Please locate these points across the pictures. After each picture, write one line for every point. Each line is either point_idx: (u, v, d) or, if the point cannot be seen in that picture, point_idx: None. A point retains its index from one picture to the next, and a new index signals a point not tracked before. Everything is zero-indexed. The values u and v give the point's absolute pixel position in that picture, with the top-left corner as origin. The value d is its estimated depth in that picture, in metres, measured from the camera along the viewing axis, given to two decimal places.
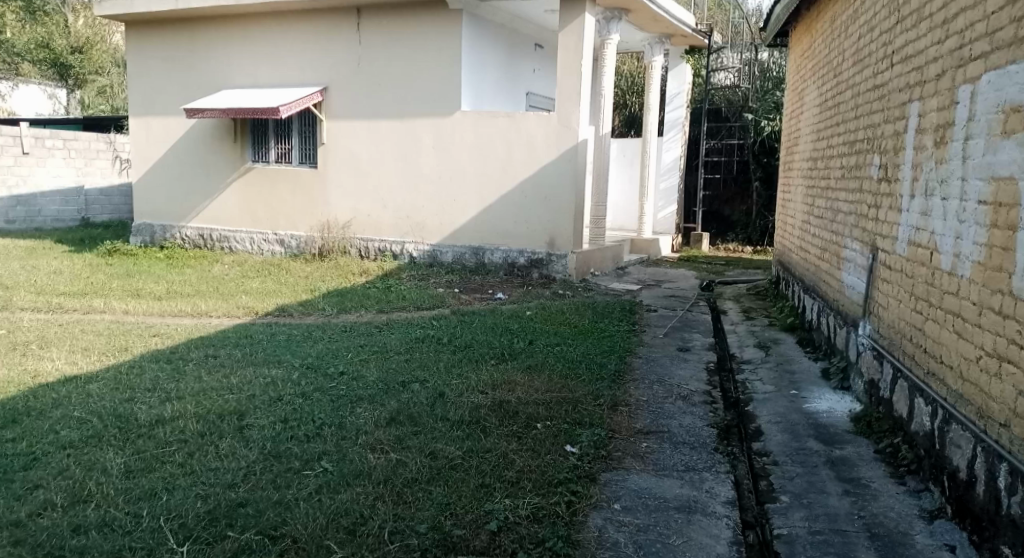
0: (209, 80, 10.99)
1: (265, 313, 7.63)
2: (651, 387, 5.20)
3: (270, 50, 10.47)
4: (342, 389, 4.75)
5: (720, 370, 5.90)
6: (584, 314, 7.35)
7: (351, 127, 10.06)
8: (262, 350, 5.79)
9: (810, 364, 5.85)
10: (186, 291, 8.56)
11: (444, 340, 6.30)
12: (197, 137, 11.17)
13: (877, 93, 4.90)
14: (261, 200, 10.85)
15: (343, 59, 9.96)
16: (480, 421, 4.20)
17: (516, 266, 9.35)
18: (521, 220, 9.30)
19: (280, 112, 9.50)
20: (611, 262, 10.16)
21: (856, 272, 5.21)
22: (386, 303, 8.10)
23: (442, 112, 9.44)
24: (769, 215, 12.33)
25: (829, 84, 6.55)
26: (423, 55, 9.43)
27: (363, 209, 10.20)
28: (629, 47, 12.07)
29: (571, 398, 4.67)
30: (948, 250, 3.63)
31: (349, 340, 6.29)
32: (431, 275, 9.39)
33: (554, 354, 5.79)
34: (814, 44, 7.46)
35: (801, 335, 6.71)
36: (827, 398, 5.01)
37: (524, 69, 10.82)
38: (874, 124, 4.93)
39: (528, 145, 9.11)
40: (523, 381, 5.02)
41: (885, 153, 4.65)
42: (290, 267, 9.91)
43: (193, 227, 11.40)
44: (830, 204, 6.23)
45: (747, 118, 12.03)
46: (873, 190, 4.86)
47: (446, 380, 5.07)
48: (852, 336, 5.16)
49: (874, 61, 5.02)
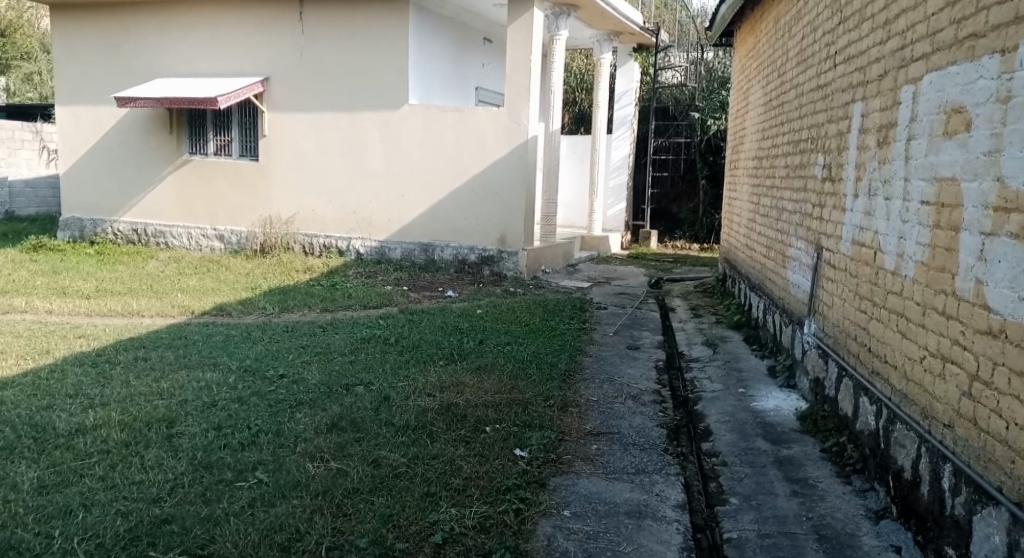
0: (144, 69, 10.60)
1: (201, 313, 7.40)
2: (601, 387, 5.14)
3: (209, 39, 10.14)
4: (281, 393, 4.62)
5: (669, 368, 5.87)
6: (533, 312, 7.28)
7: (294, 119, 9.80)
8: (197, 352, 5.62)
9: (756, 362, 5.86)
10: (117, 289, 8.27)
11: (390, 341, 6.15)
12: (131, 128, 10.78)
13: (821, 93, 4.88)
14: (201, 194, 10.53)
15: (285, 51, 9.70)
16: (426, 425, 4.08)
17: (467, 264, 9.22)
18: (470, 216, 9.17)
19: (218, 103, 9.20)
20: (561, 259, 10.12)
21: (801, 271, 5.20)
22: (329, 301, 7.94)
23: (389, 107, 9.27)
24: (715, 213, 12.42)
25: (774, 85, 6.58)
26: (367, 48, 9.23)
27: (308, 204, 9.95)
28: (578, 44, 12.01)
29: (521, 400, 4.57)
30: (892, 249, 3.49)
31: (291, 341, 6.17)
32: (378, 272, 9.20)
33: (505, 354, 5.69)
34: (758, 43, 7.48)
35: (748, 332, 6.74)
36: (774, 396, 5.00)
37: (472, 64, 10.68)
38: (818, 124, 4.92)
39: (478, 141, 8.99)
40: (472, 382, 4.91)
41: (828, 152, 4.62)
42: (230, 264, 9.62)
43: (127, 222, 10.99)
44: (775, 203, 6.23)
45: (694, 117, 12.15)
46: (817, 190, 4.84)
47: (392, 381, 4.95)
48: (797, 335, 5.17)
49: (818, 60, 5.00)
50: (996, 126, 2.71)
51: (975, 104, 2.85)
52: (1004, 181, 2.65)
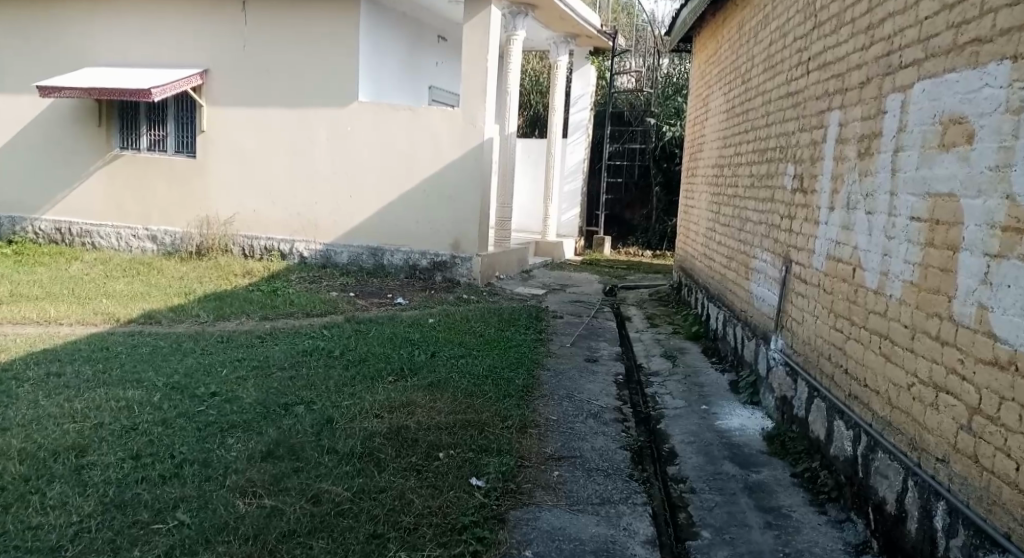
0: (73, 56, 10.00)
1: (127, 321, 7.06)
2: (561, 404, 4.87)
3: (145, 30, 9.61)
4: (211, 414, 4.46)
5: (629, 383, 5.60)
6: (486, 322, 6.98)
7: (236, 116, 9.33)
8: (120, 367, 5.49)
9: (717, 376, 5.64)
10: (34, 294, 7.92)
11: (335, 353, 5.81)
12: (55, 121, 10.17)
13: (792, 100, 4.69)
14: (132, 192, 9.97)
15: (227, 45, 9.22)
16: (374, 453, 3.78)
17: (417, 269, 8.86)
18: (422, 220, 8.81)
19: (152, 95, 8.67)
20: (516, 265, 9.83)
21: (767, 285, 4.99)
22: (267, 309, 7.54)
23: (336, 105, 8.87)
24: (669, 219, 12.37)
25: (736, 91, 6.41)
26: (316, 43, 8.81)
27: (249, 205, 9.47)
28: (534, 46, 11.79)
29: (478, 421, 4.25)
30: (874, 267, 3.29)
31: (226, 354, 5.92)
32: (322, 277, 8.80)
33: (458, 369, 5.38)
34: (720, 49, 7.32)
35: (707, 344, 6.53)
36: (738, 414, 4.75)
37: (426, 63, 10.33)
38: (787, 133, 4.73)
39: (431, 142, 8.64)
40: (425, 402, 4.57)
41: (798, 162, 4.42)
42: (163, 267, 9.11)
43: (49, 220, 10.35)
44: (738, 213, 6.05)
45: (649, 123, 12.03)
46: (786, 202, 4.64)
47: (335, 401, 4.66)
48: (761, 350, 4.95)
49: (788, 66, 4.80)
50: (1005, 138, 2.53)
51: (978, 115, 2.67)
52: (1016, 199, 2.47)
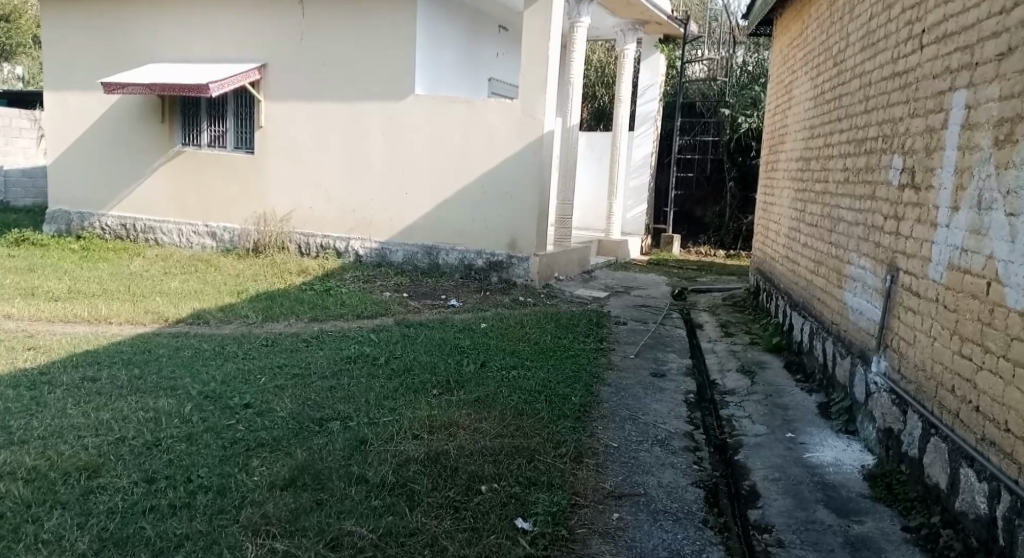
0: (137, 51, 9.90)
1: (176, 321, 6.80)
2: (623, 428, 4.36)
3: (203, 23, 9.43)
4: (239, 430, 4.07)
5: (701, 403, 5.03)
6: (543, 328, 6.47)
7: (293, 109, 9.05)
8: (157, 372, 5.16)
9: (802, 397, 5.04)
10: (91, 291, 7.78)
11: (380, 362, 5.40)
12: (121, 117, 10.09)
13: (899, 81, 4.04)
14: (192, 188, 9.81)
15: (284, 35, 8.95)
16: (407, 484, 3.39)
17: (473, 269, 8.42)
18: (479, 217, 8.35)
19: (210, 91, 8.51)
20: (576, 265, 9.29)
21: (866, 296, 4.37)
22: (319, 309, 7.20)
23: (392, 98, 8.50)
24: (743, 217, 11.62)
25: (827, 74, 5.75)
26: (373, 32, 8.45)
27: (305, 201, 9.19)
28: (601, 34, 11.23)
29: (527, 448, 3.79)
30: (1019, 283, 2.74)
31: (268, 359, 5.57)
32: (377, 277, 8.45)
33: (509, 383, 4.89)
34: (806, 29, 6.64)
35: (789, 358, 5.91)
36: (831, 446, 4.17)
37: (486, 52, 9.89)
38: (893, 120, 4.09)
39: (488, 136, 8.17)
40: (468, 422, 4.11)
41: (907, 153, 3.79)
42: (220, 264, 8.91)
43: (114, 216, 10.30)
44: (828, 211, 5.40)
45: (723, 113, 11.33)
46: (890, 199, 4.01)
47: (374, 418, 4.24)
48: (859, 372, 4.33)
49: (895, 42, 4.16)
50: None
51: None
52: None
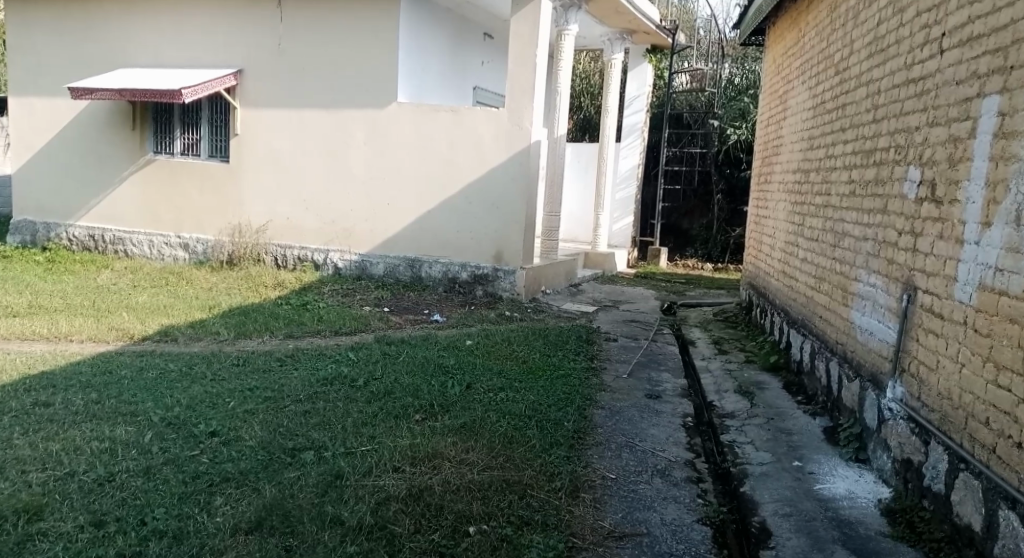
0: (109, 56, 9.52)
1: (142, 338, 6.42)
2: (620, 456, 4.07)
3: (177, 27, 9.07)
4: (202, 463, 3.71)
5: (700, 428, 4.76)
6: (531, 346, 6.17)
7: (269, 117, 8.72)
8: (117, 396, 4.78)
9: (806, 420, 4.78)
10: (54, 306, 7.38)
11: (358, 383, 5.06)
12: (90, 124, 9.70)
13: (913, 88, 3.87)
14: (164, 197, 9.43)
15: (261, 40, 8.63)
16: (387, 525, 3.12)
17: (457, 282, 8.10)
18: (464, 229, 8.04)
19: (182, 96, 8.14)
20: (563, 278, 8.99)
21: (877, 315, 4.15)
22: (294, 325, 6.86)
23: (373, 105, 8.18)
24: (731, 230, 11.40)
25: (827, 82, 5.52)
26: (352, 37, 8.14)
27: (282, 211, 8.84)
28: (587, 43, 10.99)
29: (518, 482, 3.50)
30: None
31: (238, 380, 5.21)
32: (356, 290, 8.12)
33: (496, 407, 4.57)
34: (803, 35, 6.41)
35: (788, 378, 5.65)
36: (842, 476, 3.91)
37: (471, 60, 9.61)
38: (907, 129, 3.92)
39: (473, 145, 7.87)
40: (455, 453, 3.79)
41: (925, 164, 3.66)
42: (192, 277, 8.54)
43: (83, 227, 9.89)
44: (830, 225, 5.17)
45: (712, 125, 11.07)
46: (906, 213, 3.85)
47: (351, 448, 3.91)
48: (871, 397, 4.07)
49: (908, 47, 3.97)
50: None
51: None
52: None
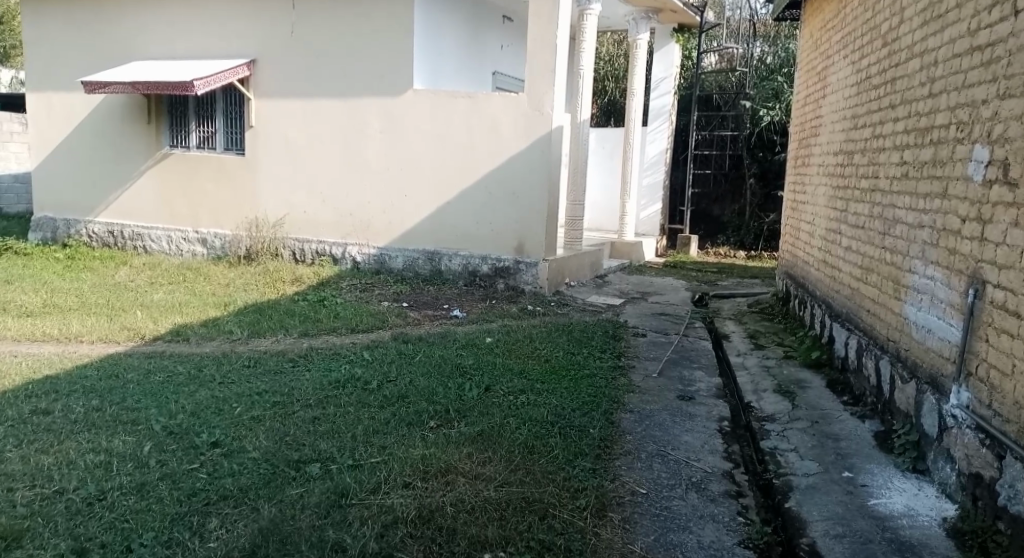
0: (123, 48, 9.29)
1: (152, 339, 6.18)
2: (651, 467, 3.73)
3: (190, 17, 8.83)
4: (200, 478, 3.43)
5: (737, 433, 4.41)
6: (555, 342, 5.84)
7: (284, 106, 8.45)
8: (119, 402, 4.52)
9: (852, 423, 4.41)
10: (68, 304, 7.18)
11: (371, 387, 4.76)
12: (106, 118, 9.52)
13: (978, 57, 3.59)
14: (181, 191, 9.22)
15: (275, 27, 8.36)
16: (393, 553, 2.89)
17: (478, 276, 7.79)
18: (485, 221, 7.71)
19: (195, 88, 7.91)
20: (589, 269, 8.63)
21: (936, 310, 3.81)
22: (310, 323, 6.58)
23: (390, 93, 7.88)
24: (764, 216, 10.96)
25: (872, 55, 5.14)
26: (368, 21, 7.84)
27: (299, 204, 8.59)
28: (612, 23, 10.57)
29: (537, 502, 3.22)
30: None
31: (247, 383, 4.94)
32: (376, 285, 7.84)
33: (516, 412, 4.25)
34: (844, 6, 6.00)
35: (831, 376, 5.27)
36: (899, 490, 3.58)
37: (489, 44, 9.25)
38: (973, 103, 3.60)
39: (493, 132, 7.53)
40: (470, 466, 3.48)
41: (996, 142, 3.39)
42: (209, 272, 8.33)
43: (102, 223, 9.72)
44: (877, 210, 4.79)
45: (743, 106, 10.68)
46: (971, 197, 3.56)
47: (360, 460, 3.61)
48: (930, 402, 3.74)
49: (973, 11, 3.66)
50: None
51: None
52: None
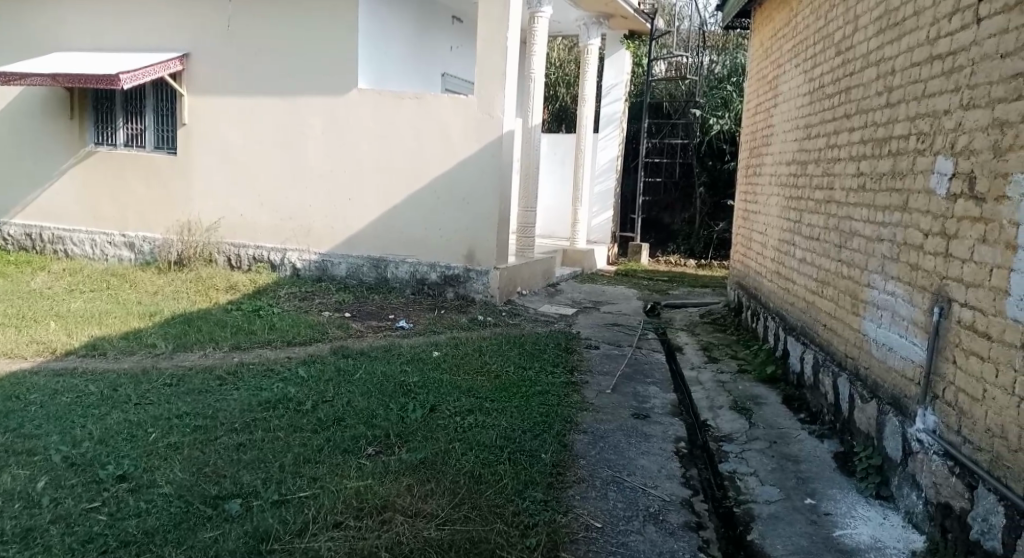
0: (44, 39, 8.73)
1: (66, 354, 5.69)
2: (607, 497, 3.47)
3: (117, 9, 8.33)
4: (99, 521, 3.05)
5: (695, 454, 4.18)
6: (505, 356, 5.54)
7: (218, 104, 8.02)
8: (16, 429, 4.07)
9: (813, 443, 4.22)
10: None
11: (305, 408, 4.40)
12: (24, 112, 8.93)
13: (939, 65, 3.42)
14: (107, 192, 8.68)
15: (207, 22, 7.92)
16: None
17: (425, 284, 7.47)
18: (431, 227, 7.40)
19: (120, 83, 7.42)
20: (540, 278, 8.37)
21: (898, 328, 3.63)
22: (242, 336, 6.16)
23: (331, 93, 7.51)
24: (714, 225, 10.87)
25: (825, 63, 4.98)
26: (306, 18, 7.47)
27: (235, 207, 8.14)
28: (562, 28, 10.37)
29: (482, 543, 2.94)
30: None
31: (167, 404, 4.53)
32: (315, 293, 7.45)
33: (462, 436, 3.94)
34: (795, 14, 5.86)
35: (788, 391, 5.09)
36: (864, 518, 3.39)
37: (437, 45, 8.95)
38: (934, 113, 3.44)
39: (441, 135, 7.23)
40: (409, 502, 3.18)
41: (960, 154, 3.22)
42: (136, 279, 7.83)
43: (19, 224, 9.12)
44: (833, 222, 4.62)
45: (692, 114, 10.50)
46: (933, 211, 3.39)
47: (286, 493, 3.26)
48: (894, 425, 3.55)
49: (933, 18, 3.50)
50: None
51: None
52: None
